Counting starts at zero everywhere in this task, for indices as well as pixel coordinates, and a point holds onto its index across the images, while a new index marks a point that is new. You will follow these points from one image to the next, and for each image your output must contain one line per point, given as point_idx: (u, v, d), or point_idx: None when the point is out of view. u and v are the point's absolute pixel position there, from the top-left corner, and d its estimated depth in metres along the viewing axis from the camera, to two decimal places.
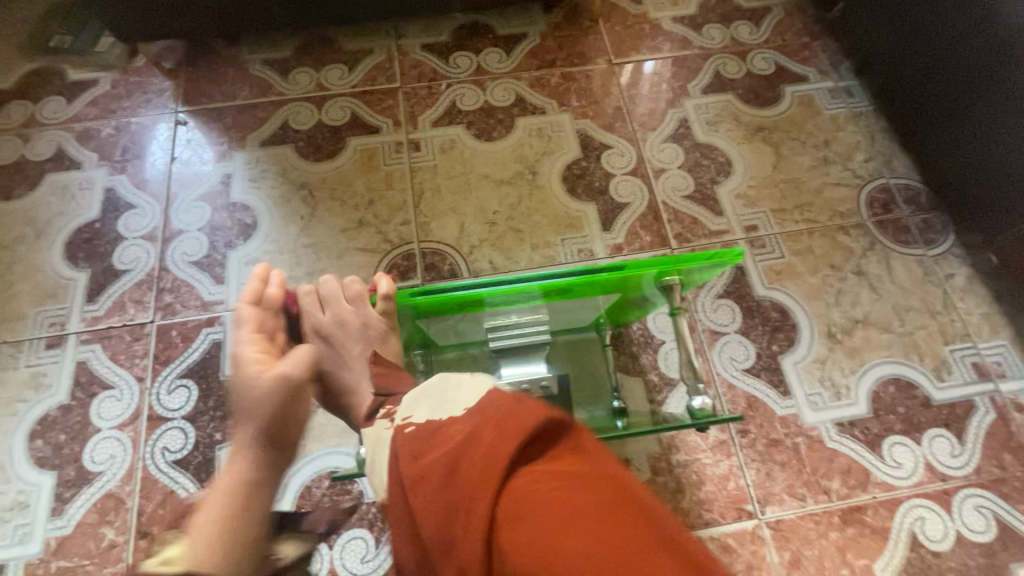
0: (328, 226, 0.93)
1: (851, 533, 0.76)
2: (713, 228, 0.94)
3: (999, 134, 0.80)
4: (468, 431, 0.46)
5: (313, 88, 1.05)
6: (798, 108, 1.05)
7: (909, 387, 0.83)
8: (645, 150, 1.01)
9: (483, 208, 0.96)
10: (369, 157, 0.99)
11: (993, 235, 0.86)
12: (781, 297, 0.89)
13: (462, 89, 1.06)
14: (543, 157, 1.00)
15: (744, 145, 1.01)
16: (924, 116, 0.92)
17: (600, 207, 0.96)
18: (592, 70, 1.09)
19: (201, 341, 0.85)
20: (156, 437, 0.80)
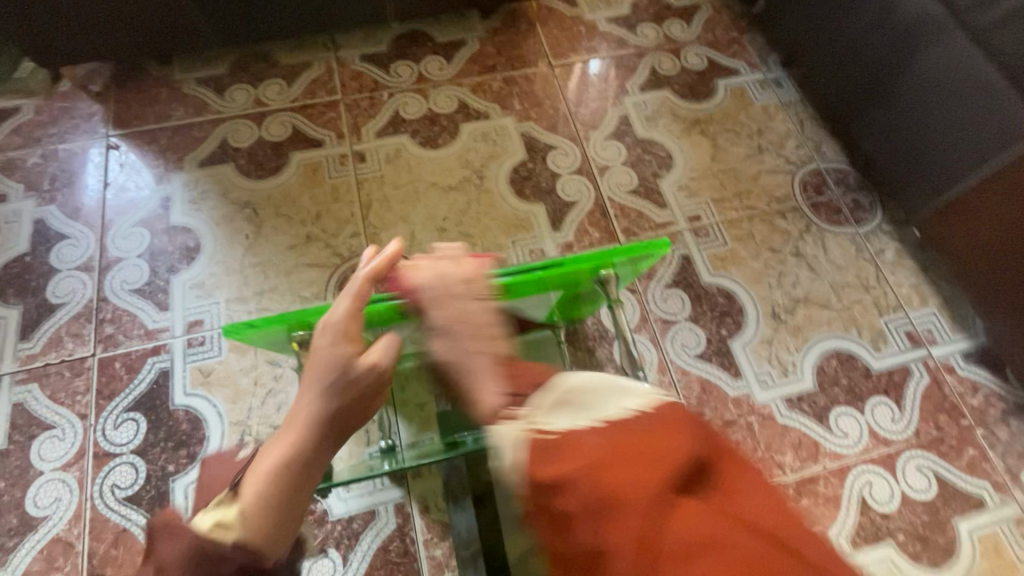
0: (274, 244, 0.92)
1: (805, 504, 0.79)
2: (658, 220, 0.97)
3: (908, 116, 0.85)
4: (629, 453, 0.41)
5: (251, 105, 1.03)
6: (731, 100, 1.09)
7: (850, 359, 0.88)
8: (589, 149, 1.03)
9: (432, 215, 0.96)
10: (313, 171, 0.98)
11: (917, 208, 0.87)
12: (726, 282, 0.92)
13: (405, 98, 1.06)
14: (489, 161, 1.01)
15: (683, 139, 1.05)
16: (846, 98, 0.95)
17: (549, 207, 0.98)
18: (533, 73, 1.10)
19: (147, 371, 0.82)
20: (104, 475, 0.77)
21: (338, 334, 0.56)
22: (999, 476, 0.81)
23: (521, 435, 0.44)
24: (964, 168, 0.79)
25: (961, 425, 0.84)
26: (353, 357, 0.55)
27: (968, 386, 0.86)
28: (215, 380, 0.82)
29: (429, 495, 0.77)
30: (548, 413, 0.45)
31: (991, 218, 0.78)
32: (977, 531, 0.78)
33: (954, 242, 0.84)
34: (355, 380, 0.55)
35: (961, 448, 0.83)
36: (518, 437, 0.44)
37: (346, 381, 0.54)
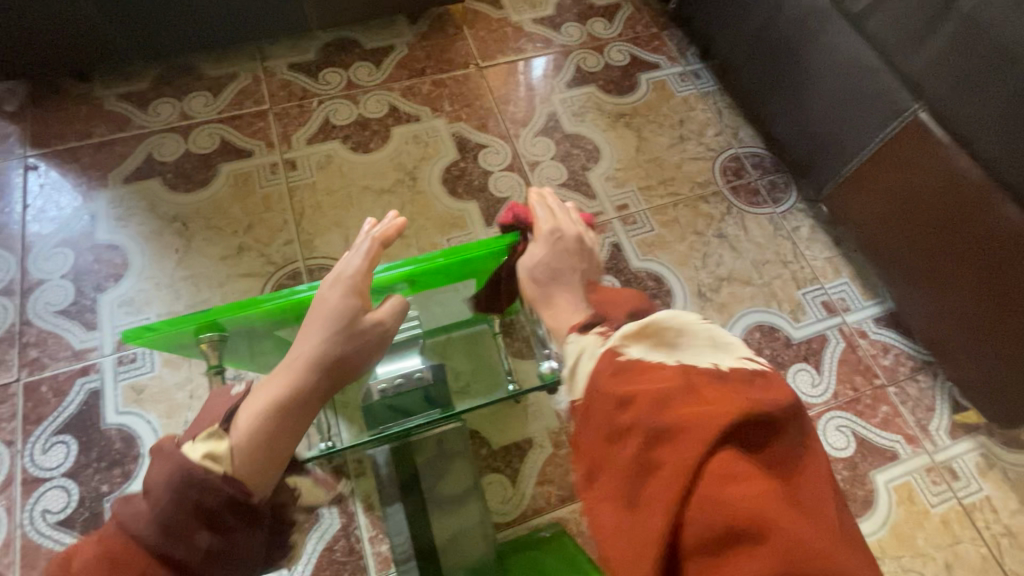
0: (206, 256, 0.91)
1: None
2: (588, 211, 1.01)
3: (809, 101, 0.91)
4: (689, 393, 0.40)
5: (177, 119, 1.02)
6: (653, 93, 1.14)
7: (772, 331, 0.93)
8: (519, 146, 1.06)
9: (367, 218, 0.97)
10: (243, 181, 0.98)
11: (822, 185, 0.94)
12: (654, 267, 0.97)
13: (335, 105, 1.07)
14: (422, 162, 1.03)
15: (609, 132, 1.09)
16: (756, 87, 1.01)
17: (482, 204, 1.00)
18: (462, 75, 1.13)
19: (76, 393, 0.80)
20: (34, 501, 0.75)
21: (347, 289, 0.59)
22: (910, 430, 0.87)
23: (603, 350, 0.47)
24: (857, 145, 0.85)
25: (874, 385, 0.90)
26: (361, 310, 0.58)
27: (880, 347, 0.93)
28: (149, 397, 0.81)
29: (372, 493, 0.78)
30: (636, 335, 0.47)
31: (883, 190, 0.84)
32: (891, 481, 0.84)
33: (855, 214, 0.90)
34: (361, 330, 0.58)
35: (875, 406, 0.88)
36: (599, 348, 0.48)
37: (350, 332, 0.57)
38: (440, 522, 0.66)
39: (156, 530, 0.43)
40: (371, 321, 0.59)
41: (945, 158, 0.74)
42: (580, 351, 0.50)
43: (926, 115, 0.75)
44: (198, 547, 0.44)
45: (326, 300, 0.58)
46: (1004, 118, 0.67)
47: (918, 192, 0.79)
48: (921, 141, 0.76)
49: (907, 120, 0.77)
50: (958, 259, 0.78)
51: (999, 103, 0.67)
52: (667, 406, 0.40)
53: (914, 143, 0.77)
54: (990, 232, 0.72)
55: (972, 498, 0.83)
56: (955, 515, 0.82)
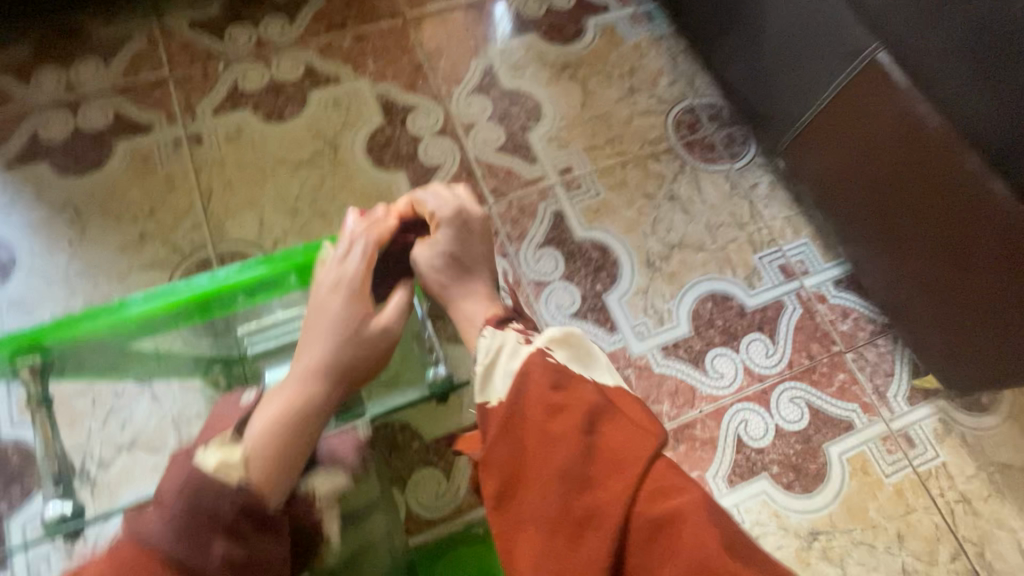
0: (101, 247, 0.84)
1: (683, 450, 0.79)
2: (528, 176, 0.92)
3: (764, 39, 0.82)
4: (611, 412, 0.50)
5: (62, 91, 0.91)
6: (603, 39, 1.03)
7: (724, 301, 0.87)
8: (452, 107, 0.96)
9: (282, 195, 0.89)
10: (143, 161, 0.89)
11: (776, 139, 0.86)
12: (603, 237, 0.89)
13: (243, 68, 0.95)
14: (342, 130, 0.93)
15: (552, 85, 0.99)
16: (709, 24, 0.91)
17: (411, 174, 0.92)
18: (386, 27, 1.00)
19: None
20: None
21: (354, 293, 0.59)
22: (868, 399, 0.83)
23: (529, 353, 0.54)
24: (813, 94, 0.77)
25: (832, 352, 0.85)
26: (367, 316, 0.59)
27: (838, 313, 0.87)
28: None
29: None
30: (556, 350, 0.55)
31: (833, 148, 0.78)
32: (848, 454, 0.80)
33: (811, 169, 0.83)
34: (367, 338, 0.59)
35: (832, 373, 0.84)
36: (524, 352, 0.55)
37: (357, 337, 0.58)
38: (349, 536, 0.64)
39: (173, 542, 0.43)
40: (377, 329, 0.59)
41: (907, 104, 0.67)
42: (499, 348, 0.56)
43: (885, 57, 0.67)
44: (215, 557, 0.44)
45: (332, 303, 0.59)
46: (968, 52, 0.58)
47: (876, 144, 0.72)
48: (882, 87, 0.68)
49: (864, 65, 0.69)
50: (910, 212, 0.72)
51: (960, 30, 0.58)
52: (592, 416, 0.49)
53: (870, 90, 0.70)
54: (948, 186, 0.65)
55: (928, 466, 0.80)
56: (909, 483, 0.80)
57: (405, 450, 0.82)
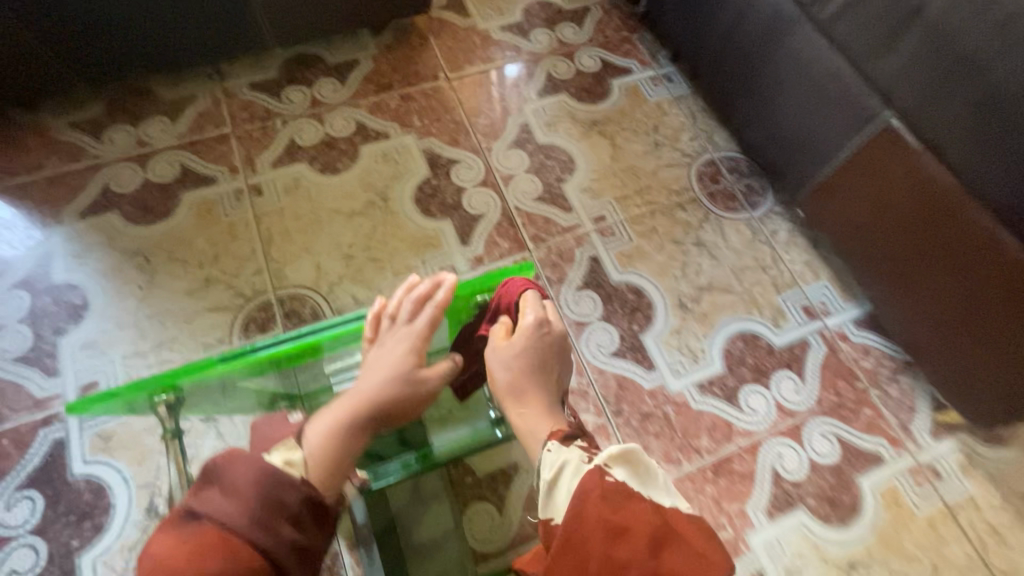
0: (170, 292, 0.87)
1: (946, 447, 0.86)
2: (717, 157, 1.06)
3: (824, 141, 0.84)
4: None
5: (133, 146, 0.97)
6: (663, 96, 1.12)
7: (858, 303, 0.95)
8: (632, 96, 1.11)
9: (466, 182, 1.00)
10: (205, 210, 0.93)
11: (797, 191, 0.92)
12: (763, 212, 1.02)
13: (301, 124, 1.02)
14: (507, 116, 1.07)
15: (642, 108, 1.10)
16: (731, 90, 0.98)
17: (604, 163, 1.04)
18: (431, 88, 1.08)
19: (40, 444, 0.75)
20: (2, 558, 0.70)
21: (606, 318, 0.91)
22: None
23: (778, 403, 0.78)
24: (829, 152, 0.84)
25: None
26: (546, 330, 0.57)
27: None
28: (117, 444, 0.76)
29: None
30: (794, 451, 0.84)
31: (850, 199, 0.84)
32: (927, 427, 0.87)
33: (831, 221, 0.89)
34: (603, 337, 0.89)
35: None
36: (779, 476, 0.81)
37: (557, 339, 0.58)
38: (422, 570, 0.70)
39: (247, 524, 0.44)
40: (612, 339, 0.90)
41: (918, 160, 0.73)
42: (753, 427, 0.85)
43: (897, 121, 0.74)
44: (284, 541, 0.45)
45: (585, 312, 0.91)
46: None
47: (892, 200, 0.78)
48: (895, 147, 0.75)
49: (880, 127, 0.76)
50: None
51: None
52: None
53: (888, 149, 0.76)
54: (968, 245, 0.72)
55: None
56: None
57: (460, 484, 0.77)
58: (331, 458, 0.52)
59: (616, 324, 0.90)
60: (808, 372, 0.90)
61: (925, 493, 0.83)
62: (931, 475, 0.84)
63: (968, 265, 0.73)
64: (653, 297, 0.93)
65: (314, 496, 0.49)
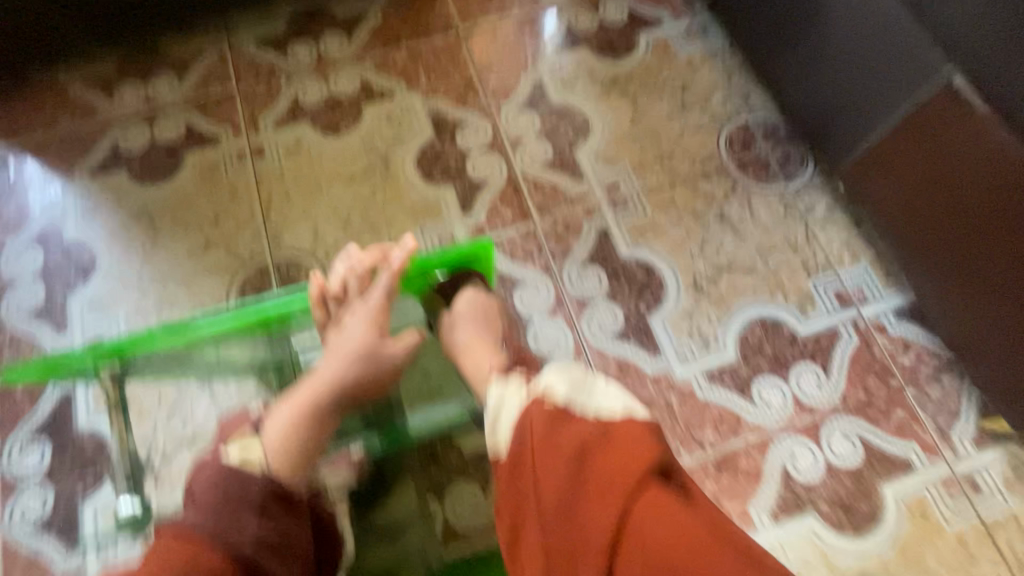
0: (171, 253, 0.88)
1: (989, 457, 0.76)
2: (753, 120, 0.95)
3: (872, 106, 0.73)
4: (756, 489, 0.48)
5: (143, 104, 0.97)
6: (697, 50, 1.00)
7: (900, 291, 0.84)
8: (661, 50, 1.00)
9: (472, 145, 0.94)
10: (208, 171, 0.92)
11: (839, 160, 0.81)
12: (800, 184, 0.91)
13: (305, 82, 0.99)
14: (521, 74, 0.99)
15: (671, 64, 0.99)
16: (771, 43, 0.86)
17: (623, 126, 0.95)
18: (441, 42, 1.02)
19: (49, 397, 0.79)
20: (14, 501, 0.75)
21: (611, 296, 0.85)
22: None
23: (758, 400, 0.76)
24: (879, 116, 0.73)
25: None
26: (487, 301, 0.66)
27: None
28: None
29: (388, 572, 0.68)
30: (808, 451, 0.77)
31: (897, 171, 0.73)
32: (969, 433, 0.78)
33: (874, 196, 0.78)
34: (605, 316, 0.84)
35: None
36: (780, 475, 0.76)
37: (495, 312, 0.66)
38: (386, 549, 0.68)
39: (211, 526, 0.49)
40: (615, 319, 0.84)
41: (983, 128, 0.62)
42: (764, 421, 0.79)
43: (961, 80, 0.62)
44: (249, 536, 0.49)
45: (588, 290, 0.85)
46: None
47: (945, 173, 0.68)
48: (955, 111, 0.64)
49: (939, 87, 0.65)
50: None
51: None
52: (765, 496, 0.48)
53: (947, 113, 0.65)
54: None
55: None
56: None
57: (444, 461, 0.74)
58: (292, 443, 0.55)
59: (621, 304, 0.84)
60: (834, 365, 0.81)
61: (958, 507, 0.75)
62: (967, 487, 0.75)
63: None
64: (665, 275, 0.86)
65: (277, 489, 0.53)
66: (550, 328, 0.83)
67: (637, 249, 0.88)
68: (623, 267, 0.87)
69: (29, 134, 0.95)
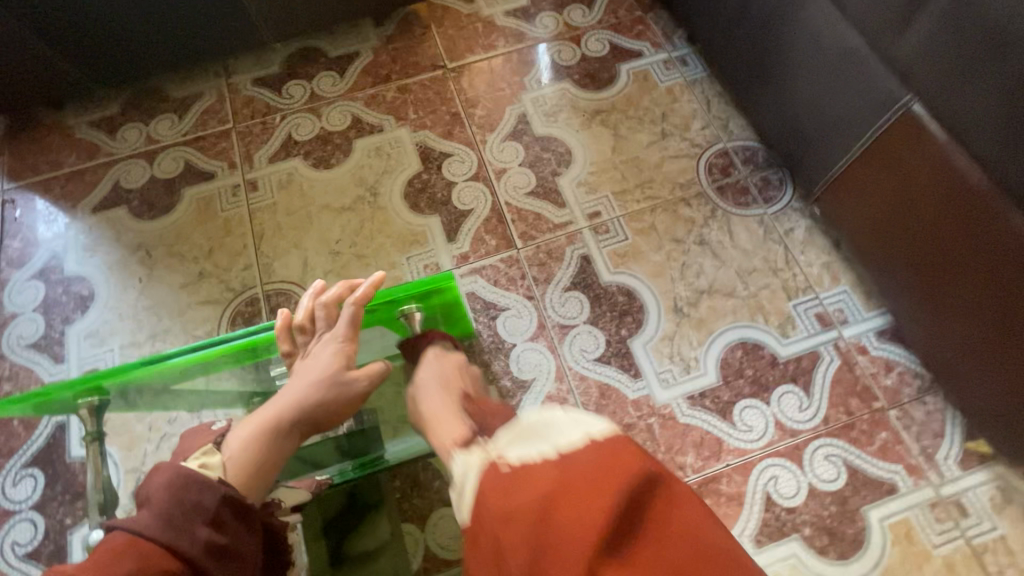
0: (166, 285, 0.91)
1: (975, 479, 0.76)
2: (731, 147, 0.98)
3: (837, 132, 0.75)
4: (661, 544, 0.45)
5: (144, 143, 1.01)
6: (676, 81, 1.03)
7: (880, 313, 0.85)
8: (641, 81, 1.04)
9: (457, 176, 0.97)
10: (204, 206, 0.96)
11: (812, 185, 0.84)
12: (778, 208, 0.93)
13: (298, 119, 1.03)
14: (506, 107, 1.03)
15: (651, 94, 1.03)
16: (747, 72, 0.89)
17: (605, 155, 0.98)
18: (429, 79, 1.06)
19: (44, 427, 0.81)
20: (5, 532, 0.76)
21: (593, 321, 0.86)
22: None
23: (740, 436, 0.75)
24: (845, 142, 0.74)
25: None
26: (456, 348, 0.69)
27: None
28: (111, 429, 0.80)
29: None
30: (791, 475, 0.77)
31: (868, 195, 0.75)
32: (954, 455, 0.77)
33: (850, 219, 0.80)
34: (587, 341, 0.85)
35: None
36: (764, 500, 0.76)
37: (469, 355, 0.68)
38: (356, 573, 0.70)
39: (159, 526, 0.44)
40: (596, 344, 0.85)
41: (942, 154, 0.62)
42: (746, 445, 0.79)
43: (919, 107, 0.63)
44: (200, 540, 0.45)
45: (570, 315, 0.87)
46: None
47: (913, 197, 0.68)
48: (914, 137, 0.64)
49: (898, 114, 0.65)
50: None
51: None
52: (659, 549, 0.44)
53: (907, 141, 0.65)
54: (996, 253, 0.61)
55: None
56: None
57: (427, 488, 0.75)
58: (256, 457, 0.54)
59: (602, 329, 0.86)
60: (816, 388, 0.81)
61: (945, 531, 0.74)
62: (954, 511, 0.75)
63: (997, 275, 0.62)
64: (647, 300, 0.87)
65: (236, 497, 0.49)
66: (532, 353, 0.85)
67: (618, 274, 0.89)
68: (605, 293, 0.88)
69: (36, 173, 0.99)
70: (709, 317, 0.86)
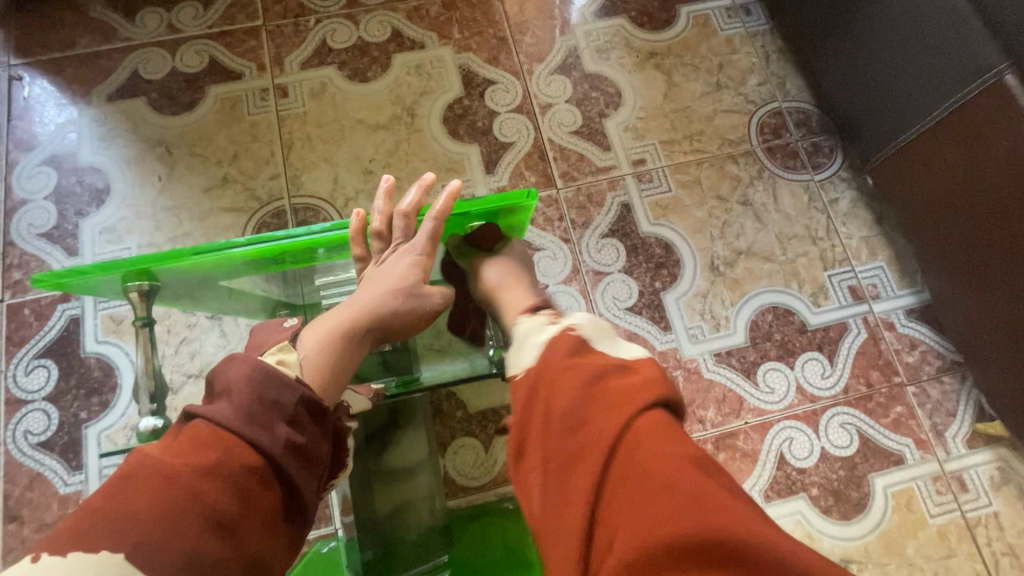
0: (188, 187, 0.86)
1: (978, 457, 0.79)
2: (786, 107, 0.94)
3: (917, 97, 0.72)
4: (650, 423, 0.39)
5: (164, 31, 0.93)
6: (737, 31, 0.98)
7: (911, 292, 0.85)
8: (701, 27, 0.98)
9: (500, 106, 0.93)
10: (229, 106, 0.90)
11: (873, 153, 0.81)
12: (828, 175, 0.90)
13: (334, 24, 0.95)
14: (556, 37, 0.97)
15: (709, 42, 0.97)
16: (816, 27, 0.84)
17: (654, 101, 0.94)
18: None
19: (57, 319, 0.78)
20: (17, 421, 0.75)
21: (628, 272, 0.85)
22: None
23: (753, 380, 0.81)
24: (923, 109, 0.71)
25: None
26: None
27: None
28: (127, 327, 0.78)
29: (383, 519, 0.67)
30: (805, 438, 0.79)
31: (937, 166, 0.72)
32: (962, 434, 0.80)
33: (904, 192, 0.79)
34: (621, 290, 0.84)
35: None
36: (775, 458, 0.78)
37: None
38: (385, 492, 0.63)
39: (243, 421, 0.43)
40: (629, 294, 0.84)
41: None
42: (765, 406, 0.80)
43: (1013, 78, 0.61)
44: (280, 438, 0.43)
45: (605, 262, 0.85)
46: None
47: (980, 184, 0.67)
48: (1003, 111, 0.62)
49: (988, 83, 0.62)
50: None
51: None
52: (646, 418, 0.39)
53: (992, 113, 0.63)
54: None
55: None
56: None
57: (450, 417, 0.77)
58: (326, 362, 0.51)
59: (636, 279, 0.85)
60: (840, 358, 0.82)
61: (943, 503, 0.77)
62: (954, 486, 0.78)
63: None
64: (683, 254, 0.86)
65: (311, 397, 0.47)
66: (563, 297, 0.84)
67: (658, 226, 0.87)
68: (643, 243, 0.86)
69: (47, 52, 0.92)
70: (744, 278, 0.85)
